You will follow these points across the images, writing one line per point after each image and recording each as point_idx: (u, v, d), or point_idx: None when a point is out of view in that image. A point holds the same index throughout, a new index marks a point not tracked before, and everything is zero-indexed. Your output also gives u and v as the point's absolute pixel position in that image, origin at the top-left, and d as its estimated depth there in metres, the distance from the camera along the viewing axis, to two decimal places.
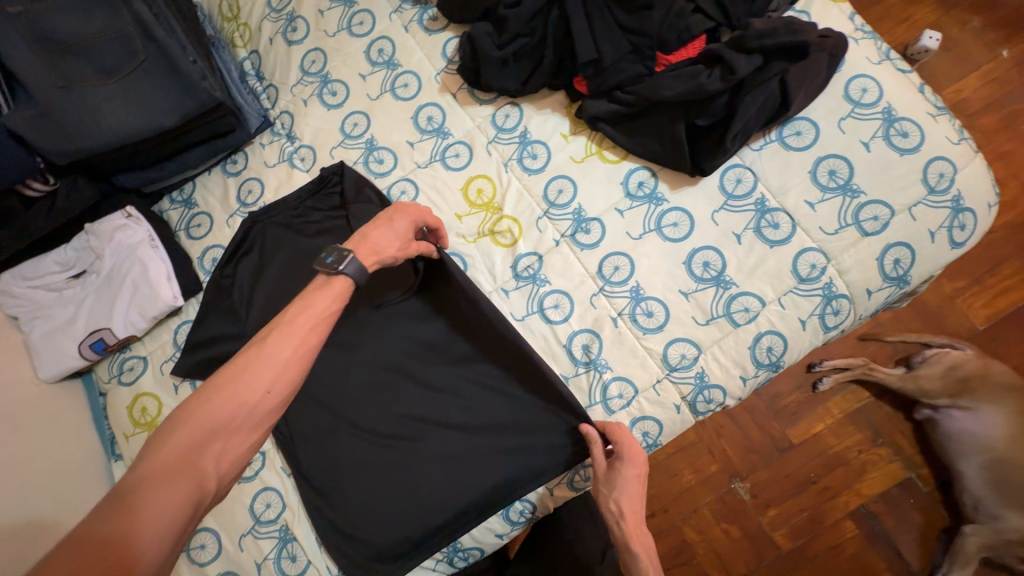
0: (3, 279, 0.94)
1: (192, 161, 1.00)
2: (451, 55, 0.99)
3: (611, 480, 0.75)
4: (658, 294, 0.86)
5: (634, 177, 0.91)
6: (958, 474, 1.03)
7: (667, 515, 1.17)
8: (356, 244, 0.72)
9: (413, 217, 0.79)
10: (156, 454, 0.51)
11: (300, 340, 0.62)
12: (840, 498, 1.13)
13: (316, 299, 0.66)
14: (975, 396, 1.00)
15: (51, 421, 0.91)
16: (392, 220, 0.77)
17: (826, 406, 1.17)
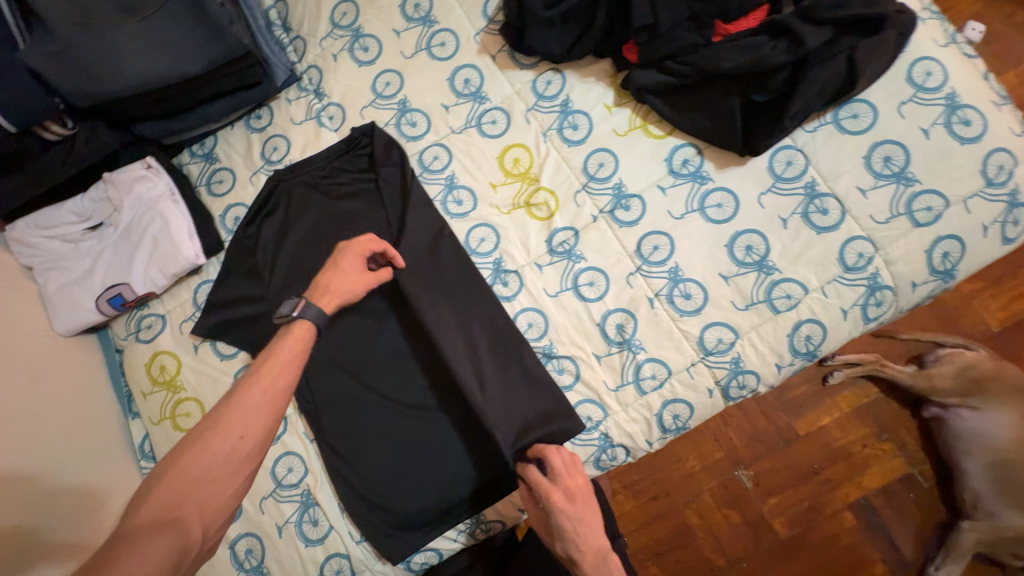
0: (17, 227, 0.90)
1: (214, 114, 0.94)
2: (493, 15, 0.94)
3: (551, 526, 0.71)
4: (696, 277, 0.84)
5: (679, 154, 0.87)
6: (960, 472, 1.03)
7: (670, 499, 1.17)
8: (313, 292, 0.72)
9: (360, 253, 0.77)
10: (140, 511, 0.53)
11: (268, 383, 0.61)
12: (840, 490, 1.13)
13: (283, 344, 0.65)
14: (986, 397, 0.99)
15: (68, 375, 0.89)
16: (338, 263, 0.76)
17: (833, 400, 1.16)
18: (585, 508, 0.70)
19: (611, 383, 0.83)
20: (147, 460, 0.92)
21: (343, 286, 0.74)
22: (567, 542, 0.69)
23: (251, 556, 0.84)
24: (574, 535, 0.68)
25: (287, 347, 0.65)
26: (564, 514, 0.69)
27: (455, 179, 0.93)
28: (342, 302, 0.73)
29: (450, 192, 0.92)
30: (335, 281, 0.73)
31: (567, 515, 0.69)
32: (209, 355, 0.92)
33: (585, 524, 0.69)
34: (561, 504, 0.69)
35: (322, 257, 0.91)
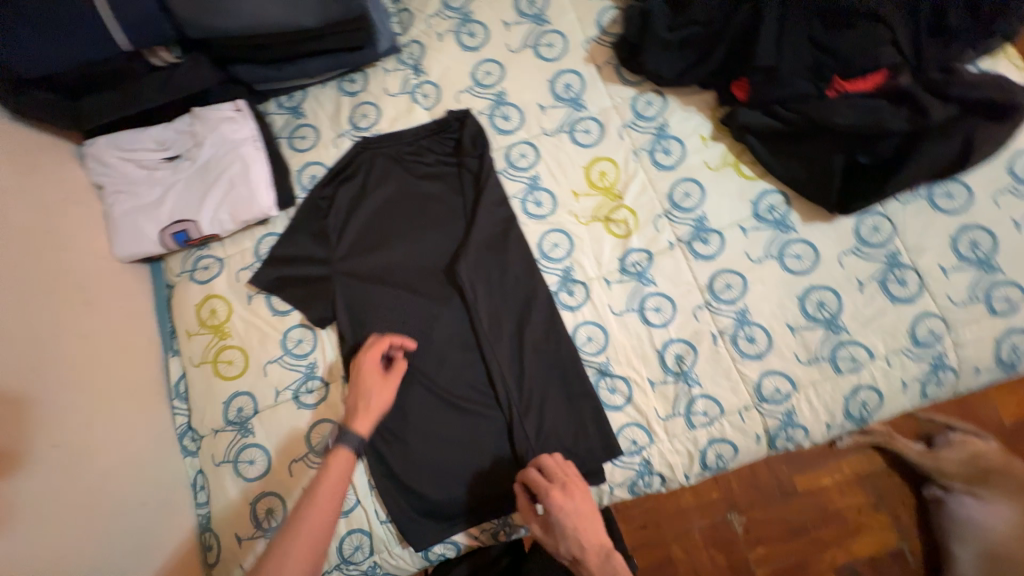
0: (97, 145, 0.89)
1: (311, 70, 0.93)
2: (606, 25, 0.94)
3: (550, 526, 0.69)
4: (764, 322, 0.84)
5: (766, 199, 0.87)
6: (952, 558, 0.99)
7: (657, 529, 1.14)
8: (347, 417, 0.76)
9: (372, 368, 0.78)
10: None
11: (316, 513, 0.66)
12: (829, 553, 1.10)
13: (325, 475, 0.70)
14: (993, 488, 0.97)
15: (119, 301, 0.88)
16: (360, 384, 0.78)
17: (837, 461, 1.13)
18: (586, 506, 0.69)
19: (661, 411, 0.83)
20: (179, 401, 0.91)
21: (372, 398, 0.76)
22: (569, 541, 0.67)
23: (271, 517, 0.82)
24: (576, 533, 0.67)
25: (330, 476, 0.70)
26: (566, 511, 0.68)
27: (538, 180, 0.92)
28: (376, 417, 0.75)
29: (531, 192, 0.92)
30: (363, 402, 0.76)
31: (567, 514, 0.68)
32: (261, 307, 0.91)
33: (589, 523, 0.68)
34: (562, 503, 0.68)
35: (394, 232, 0.90)
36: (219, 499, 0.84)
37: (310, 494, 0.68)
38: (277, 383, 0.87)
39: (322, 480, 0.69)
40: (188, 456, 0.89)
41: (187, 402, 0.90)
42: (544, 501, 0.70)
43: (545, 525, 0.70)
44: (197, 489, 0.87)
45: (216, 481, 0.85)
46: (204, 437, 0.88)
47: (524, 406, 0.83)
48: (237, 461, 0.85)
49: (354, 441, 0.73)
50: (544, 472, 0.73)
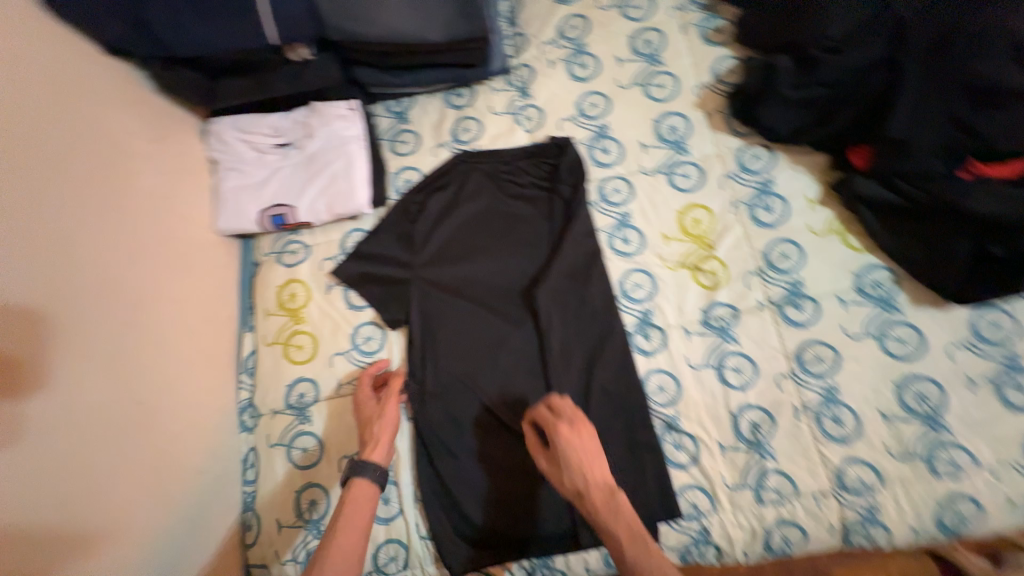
0: (221, 124, 0.95)
1: (425, 80, 0.96)
2: (722, 74, 0.94)
3: (557, 461, 0.66)
4: (853, 404, 0.78)
5: (871, 273, 0.83)
6: None
7: None
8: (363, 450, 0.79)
9: (367, 402, 0.82)
10: None
11: (343, 539, 0.66)
12: None
13: (345, 507, 0.70)
14: None
15: (211, 271, 0.92)
16: (365, 419, 0.81)
17: None
18: (594, 445, 0.66)
19: (728, 480, 0.78)
20: (246, 375, 0.93)
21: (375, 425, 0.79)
22: (573, 478, 0.64)
23: (313, 509, 0.82)
24: (581, 473, 0.63)
25: (351, 508, 0.70)
26: (573, 448, 0.65)
27: (628, 217, 0.91)
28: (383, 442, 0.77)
29: (620, 228, 0.90)
30: (370, 433, 0.79)
31: (574, 449, 0.65)
32: (338, 299, 0.93)
33: (595, 459, 0.64)
34: (569, 438, 0.65)
35: (477, 246, 0.91)
36: (267, 480, 0.85)
37: (332, 528, 0.68)
38: (340, 376, 0.88)
39: (342, 511, 0.70)
40: (243, 432, 0.90)
41: (253, 378, 0.93)
42: (551, 437, 0.68)
43: (552, 463, 0.67)
44: (246, 466, 0.88)
45: (267, 461, 0.86)
46: (262, 416, 0.89)
47: None
48: (290, 446, 0.86)
49: (370, 470, 0.74)
50: (552, 410, 0.70)
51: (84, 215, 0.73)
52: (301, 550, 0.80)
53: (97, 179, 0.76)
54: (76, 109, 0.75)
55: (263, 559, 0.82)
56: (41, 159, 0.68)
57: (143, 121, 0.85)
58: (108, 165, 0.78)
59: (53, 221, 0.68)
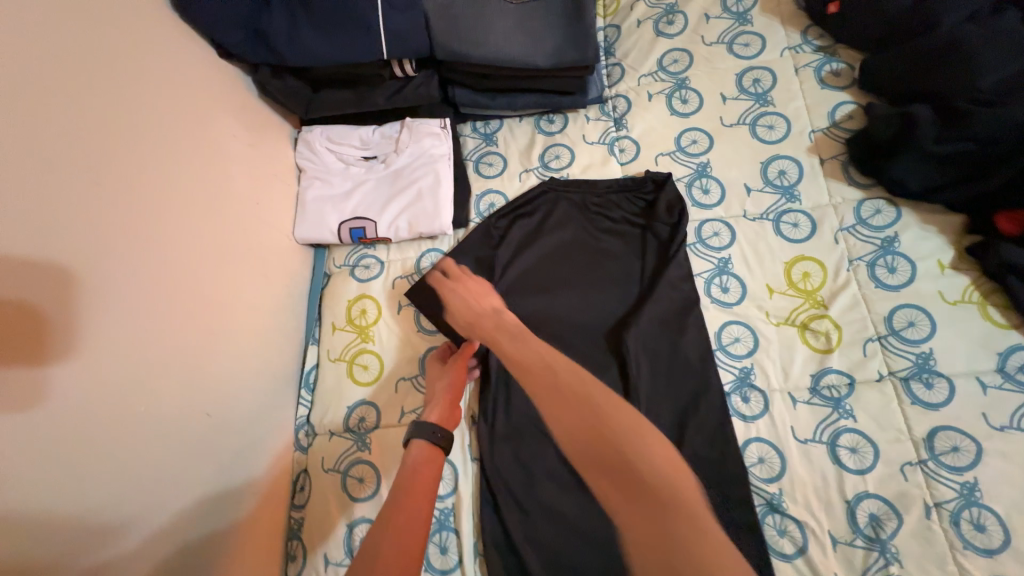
0: (313, 133, 0.95)
1: (520, 104, 0.93)
2: (839, 119, 0.86)
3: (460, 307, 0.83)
4: (999, 509, 0.66)
5: (1018, 355, 0.72)
6: None
7: None
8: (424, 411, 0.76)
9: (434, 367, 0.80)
10: None
11: (408, 492, 0.64)
12: None
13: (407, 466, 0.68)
14: None
15: (285, 280, 0.90)
16: (429, 383, 0.79)
17: None
18: (477, 285, 0.85)
19: None
20: (305, 391, 0.89)
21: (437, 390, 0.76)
22: (463, 312, 0.83)
23: None
24: (466, 306, 0.83)
25: (413, 468, 0.67)
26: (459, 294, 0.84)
27: (729, 264, 0.83)
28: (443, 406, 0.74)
29: (718, 275, 0.83)
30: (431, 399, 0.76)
31: (461, 289, 0.84)
32: (408, 320, 0.88)
33: (481, 296, 0.83)
34: (454, 288, 0.84)
35: (561, 280, 0.85)
36: (317, 509, 0.79)
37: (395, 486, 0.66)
38: (404, 403, 0.83)
39: (404, 470, 0.67)
40: (298, 452, 0.85)
41: (312, 394, 0.88)
42: (442, 291, 0.86)
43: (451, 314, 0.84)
44: (296, 489, 0.83)
45: (319, 488, 0.81)
46: (319, 436, 0.84)
47: None
48: (345, 474, 0.80)
49: (427, 432, 0.70)
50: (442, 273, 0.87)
51: (178, 218, 0.71)
52: None
53: (193, 182, 0.75)
54: (183, 112, 0.75)
55: None
56: (145, 161, 0.68)
57: (241, 127, 0.85)
58: (205, 168, 0.77)
59: (149, 223, 0.67)
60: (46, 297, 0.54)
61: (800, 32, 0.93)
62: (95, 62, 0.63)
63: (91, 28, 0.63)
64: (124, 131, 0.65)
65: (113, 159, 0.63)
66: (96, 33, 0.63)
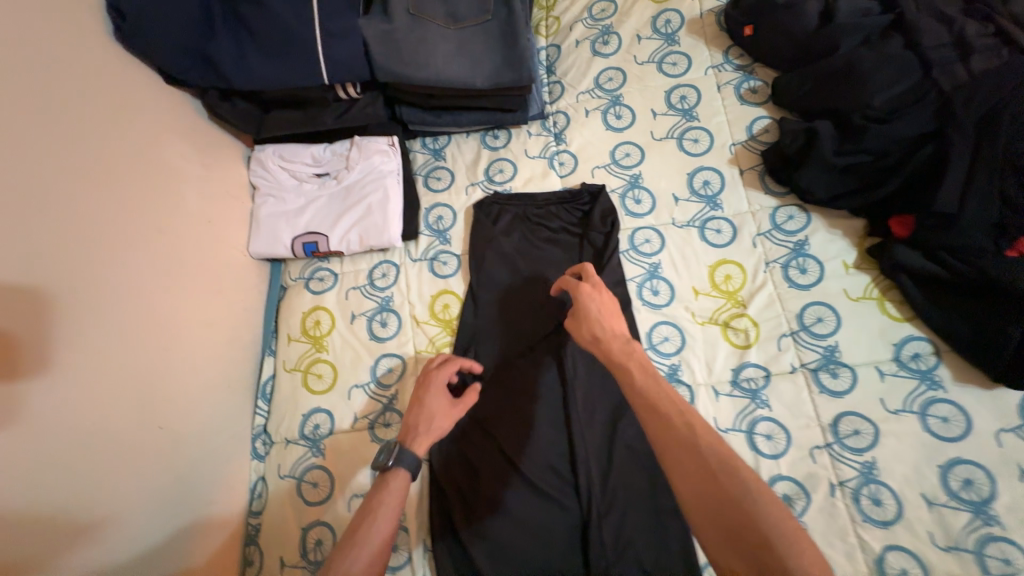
0: (265, 152, 0.99)
1: (464, 121, 0.99)
2: (757, 133, 0.94)
3: (581, 312, 0.73)
4: (894, 484, 0.73)
5: (911, 345, 0.80)
6: None
7: None
8: (409, 433, 0.72)
9: (437, 387, 0.76)
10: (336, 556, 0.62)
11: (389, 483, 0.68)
12: None
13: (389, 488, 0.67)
14: None
15: (240, 294, 0.93)
16: (424, 401, 0.75)
17: None
18: (615, 307, 0.74)
19: None
20: (262, 401, 0.92)
21: (435, 419, 0.73)
22: (595, 325, 0.71)
23: (317, 550, 0.78)
24: (599, 318, 0.71)
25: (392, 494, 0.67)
26: (592, 302, 0.73)
27: (659, 268, 0.90)
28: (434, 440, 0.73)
29: (649, 280, 0.89)
30: (424, 422, 0.73)
31: (591, 300, 0.73)
32: (361, 329, 0.92)
33: (615, 317, 0.72)
34: (594, 297, 0.74)
35: (505, 287, 0.90)
36: (273, 514, 0.83)
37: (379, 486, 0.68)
38: (357, 409, 0.87)
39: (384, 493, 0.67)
40: (255, 460, 0.88)
41: (269, 404, 0.92)
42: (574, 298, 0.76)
43: (574, 323, 0.74)
44: (254, 496, 0.86)
45: (276, 494, 0.84)
46: (275, 444, 0.88)
47: (604, 507, 0.75)
48: (301, 480, 0.83)
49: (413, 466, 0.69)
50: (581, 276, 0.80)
51: (128, 239, 0.74)
52: None
53: (144, 204, 0.78)
54: (132, 137, 0.78)
55: None
56: (94, 185, 0.71)
57: (193, 148, 0.89)
58: (156, 189, 0.80)
59: (98, 246, 0.70)
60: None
61: (723, 51, 1.00)
62: (41, 94, 0.66)
63: (36, 62, 0.66)
64: (72, 157, 0.68)
65: (59, 185, 0.66)
66: (39, 65, 0.66)
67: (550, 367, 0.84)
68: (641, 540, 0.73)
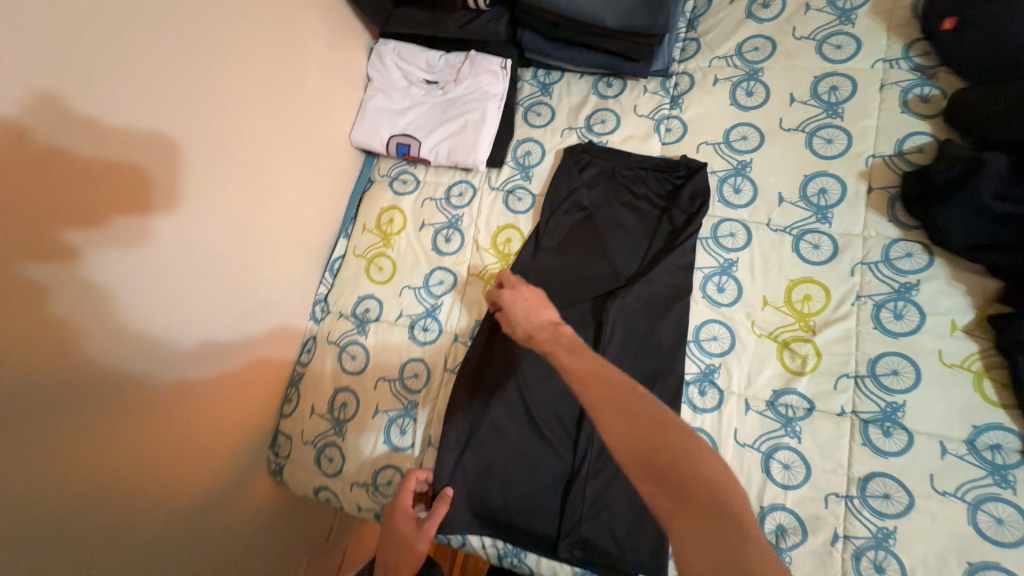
0: (386, 47, 1.02)
1: (580, 61, 0.94)
2: (907, 150, 0.81)
3: (506, 318, 0.74)
4: (907, 561, 0.68)
5: (994, 433, 0.70)
6: None
7: None
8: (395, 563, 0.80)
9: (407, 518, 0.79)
10: None
11: None
12: None
13: None
14: None
15: (333, 176, 1.02)
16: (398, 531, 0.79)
17: None
18: (538, 299, 0.74)
19: None
20: (329, 274, 1.03)
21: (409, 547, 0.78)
22: (524, 323, 0.71)
23: (342, 410, 0.91)
24: (521, 315, 0.72)
25: None
26: (509, 297, 0.74)
27: (733, 266, 0.84)
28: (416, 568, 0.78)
29: (719, 275, 0.84)
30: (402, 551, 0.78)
31: (513, 301, 0.74)
32: (426, 238, 0.97)
33: (539, 309, 0.72)
34: (512, 298, 0.74)
35: (568, 239, 0.90)
36: (314, 369, 0.95)
37: None
38: (403, 307, 0.94)
39: None
40: (311, 321, 1.01)
41: (333, 278, 1.03)
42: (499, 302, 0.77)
43: (507, 328, 0.74)
44: (304, 349, 0.99)
45: (321, 354, 0.96)
46: (330, 313, 0.99)
47: (595, 468, 0.78)
48: (342, 350, 0.95)
49: None
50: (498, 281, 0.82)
51: (253, 96, 0.83)
52: (319, 439, 0.91)
53: (273, 69, 0.85)
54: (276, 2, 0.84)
55: (291, 431, 0.94)
56: (236, 40, 0.78)
57: (325, 27, 0.94)
58: (286, 57, 0.87)
59: (229, 96, 0.79)
60: (139, 129, 0.67)
61: (905, 44, 0.85)
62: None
63: None
64: (224, 9, 0.76)
65: (210, 31, 0.74)
66: None
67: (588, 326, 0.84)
68: (619, 508, 0.76)
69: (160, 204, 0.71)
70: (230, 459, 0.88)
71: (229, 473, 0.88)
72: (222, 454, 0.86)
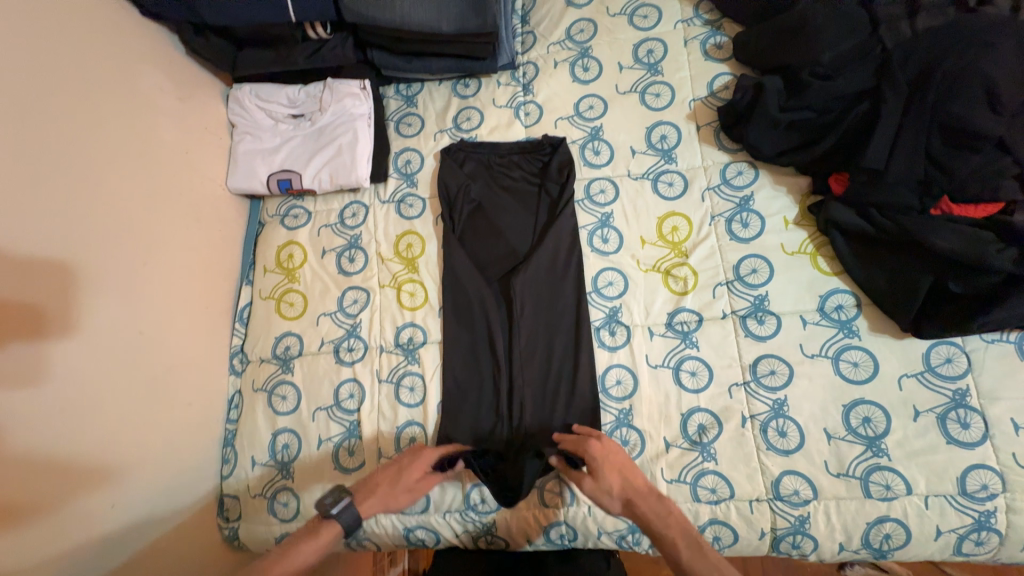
0: (244, 91, 1.04)
1: (434, 68, 1.01)
2: (717, 89, 0.96)
3: (599, 473, 0.72)
4: (801, 420, 0.81)
5: (835, 297, 0.85)
6: None
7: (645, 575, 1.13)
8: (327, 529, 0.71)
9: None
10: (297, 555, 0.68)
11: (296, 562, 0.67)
12: None
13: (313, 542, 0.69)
14: None
15: (219, 226, 1.00)
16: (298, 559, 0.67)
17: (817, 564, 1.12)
18: (625, 456, 0.74)
19: (667, 475, 0.82)
20: (239, 324, 1.01)
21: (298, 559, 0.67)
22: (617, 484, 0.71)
23: (285, 452, 0.90)
24: (619, 470, 0.72)
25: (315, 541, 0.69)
26: (598, 447, 0.74)
27: (611, 217, 0.95)
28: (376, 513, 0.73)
29: (600, 227, 0.95)
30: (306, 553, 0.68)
31: (611, 457, 0.73)
32: (330, 264, 0.99)
33: (631, 469, 0.73)
34: (601, 450, 0.73)
35: (466, 230, 0.96)
36: (246, 422, 0.93)
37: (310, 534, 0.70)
38: (323, 335, 0.95)
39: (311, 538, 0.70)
40: (232, 375, 0.98)
41: (245, 327, 1.01)
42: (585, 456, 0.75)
43: (594, 489, 0.72)
44: (231, 406, 0.97)
45: (250, 404, 0.94)
46: (250, 362, 0.97)
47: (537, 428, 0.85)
48: (272, 393, 0.93)
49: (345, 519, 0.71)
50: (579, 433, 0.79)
51: (106, 158, 0.81)
52: (270, 488, 0.89)
53: (121, 133, 0.84)
54: (107, 68, 0.83)
55: (237, 490, 0.91)
56: (71, 107, 0.77)
57: (170, 82, 0.94)
58: (133, 113, 0.86)
59: (76, 168, 0.76)
60: None
61: (693, 6, 1.01)
62: (12, 9, 0.70)
63: None
64: (48, 80, 0.74)
65: (37, 105, 0.72)
66: None
67: (500, 306, 0.91)
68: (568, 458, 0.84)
69: (22, 282, 0.68)
70: (172, 536, 0.84)
71: (175, 552, 0.83)
72: (161, 531, 0.82)
